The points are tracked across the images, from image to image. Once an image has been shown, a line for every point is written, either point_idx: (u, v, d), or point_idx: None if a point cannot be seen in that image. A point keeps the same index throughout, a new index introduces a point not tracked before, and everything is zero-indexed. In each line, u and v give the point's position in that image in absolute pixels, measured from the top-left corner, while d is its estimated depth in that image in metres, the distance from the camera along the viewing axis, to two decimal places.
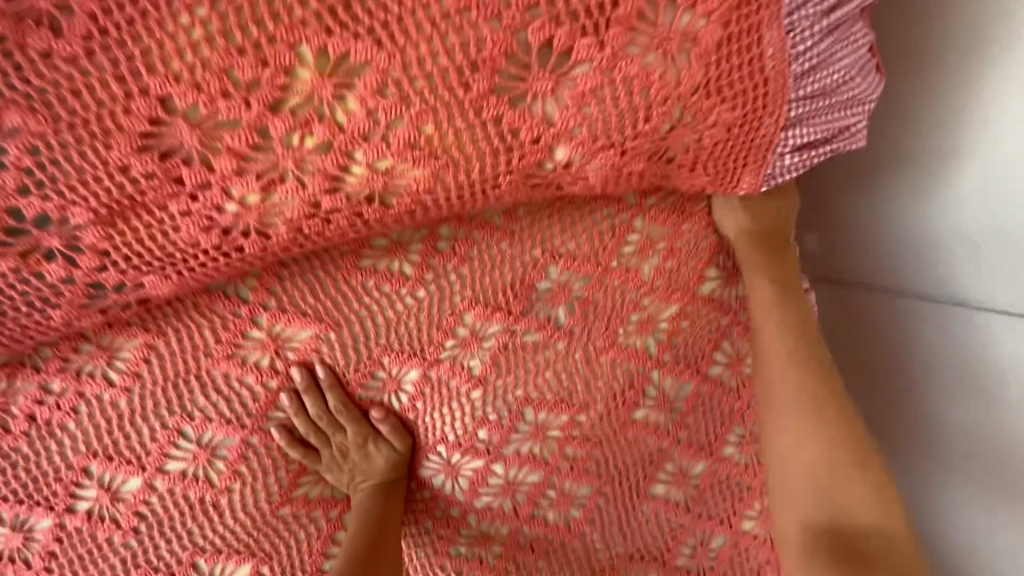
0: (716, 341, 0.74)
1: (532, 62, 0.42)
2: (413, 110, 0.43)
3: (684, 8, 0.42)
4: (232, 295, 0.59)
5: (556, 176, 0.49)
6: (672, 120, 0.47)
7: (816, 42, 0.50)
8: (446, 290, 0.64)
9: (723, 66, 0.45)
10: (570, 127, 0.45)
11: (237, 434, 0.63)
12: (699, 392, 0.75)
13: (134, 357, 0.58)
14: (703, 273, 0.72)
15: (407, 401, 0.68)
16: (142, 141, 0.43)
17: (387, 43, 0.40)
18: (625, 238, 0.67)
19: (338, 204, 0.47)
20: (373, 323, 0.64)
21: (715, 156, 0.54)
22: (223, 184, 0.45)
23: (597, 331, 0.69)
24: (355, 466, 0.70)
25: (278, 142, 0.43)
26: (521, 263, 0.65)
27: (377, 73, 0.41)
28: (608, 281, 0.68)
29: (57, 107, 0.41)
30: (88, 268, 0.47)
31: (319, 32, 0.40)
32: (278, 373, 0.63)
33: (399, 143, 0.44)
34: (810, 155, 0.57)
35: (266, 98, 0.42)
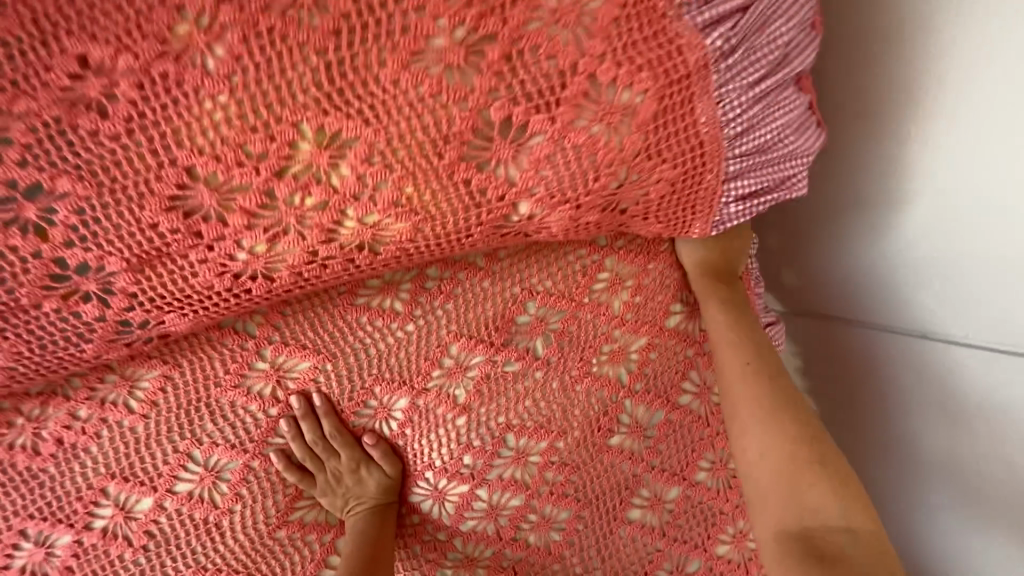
0: (683, 371, 0.81)
1: (495, 134, 0.50)
2: (395, 174, 0.50)
3: (625, 87, 0.50)
4: (240, 330, 0.67)
5: (521, 226, 0.57)
6: (619, 179, 0.55)
7: (746, 109, 0.56)
8: (434, 323, 0.71)
9: (661, 133, 0.53)
10: (530, 187, 0.53)
11: (240, 458, 0.70)
12: (669, 420, 0.81)
13: (152, 387, 0.66)
14: (669, 307, 0.80)
15: (396, 428, 0.74)
16: (170, 202, 0.51)
17: (373, 121, 0.49)
18: (597, 277, 0.75)
19: (333, 252, 0.55)
20: (367, 355, 0.71)
21: (665, 206, 0.61)
22: (235, 236, 0.52)
23: (573, 360, 0.76)
24: (348, 491, 0.74)
25: (282, 202, 0.51)
26: (502, 300, 0.73)
27: (365, 145, 0.49)
28: (581, 315, 0.75)
29: (103, 174, 0.50)
30: (119, 307, 0.55)
31: (318, 113, 0.49)
32: (279, 401, 0.70)
33: (384, 202, 0.52)
34: (753, 203, 0.65)
35: (273, 166, 0.50)
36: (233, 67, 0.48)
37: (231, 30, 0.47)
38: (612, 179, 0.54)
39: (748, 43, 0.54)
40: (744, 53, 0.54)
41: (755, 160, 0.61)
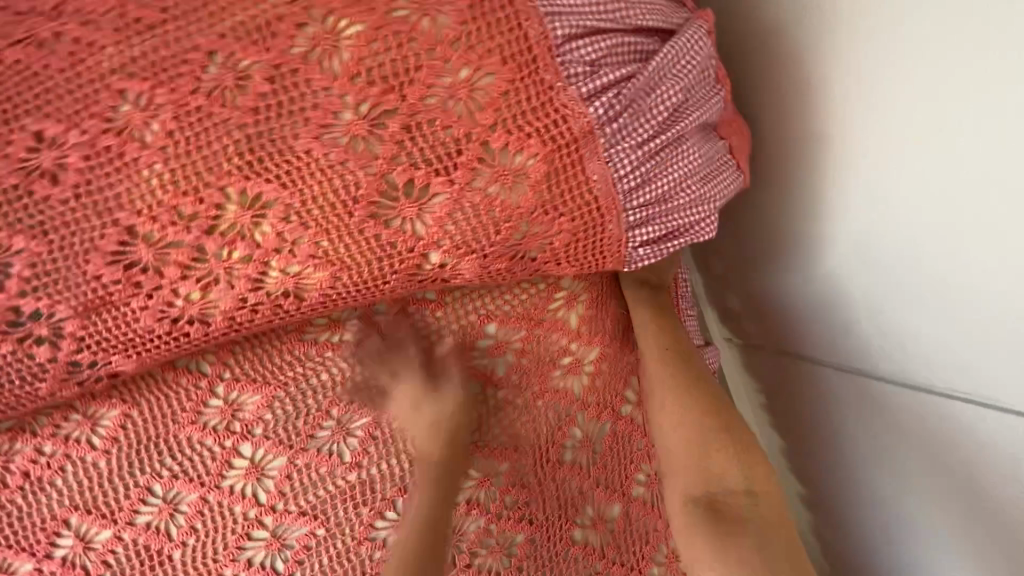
0: (625, 378, 0.84)
1: (400, 194, 0.56)
2: (311, 231, 0.57)
3: (516, 151, 0.57)
4: (193, 370, 0.71)
5: (436, 274, 0.62)
6: (521, 230, 0.60)
7: (637, 162, 0.61)
8: (385, 350, 0.76)
9: (554, 191, 0.59)
10: (436, 239, 0.58)
11: (196, 491, 0.72)
12: (615, 431, 0.83)
13: (112, 425, 0.69)
14: (615, 317, 0.84)
15: (352, 456, 0.75)
16: (112, 256, 0.57)
17: (289, 186, 0.55)
18: (552, 296, 0.79)
19: (261, 298, 0.60)
20: (309, 386, 0.74)
21: (573, 252, 0.64)
22: (171, 286, 0.59)
23: (535, 376, 0.81)
24: (427, 415, 0.75)
25: (212, 256, 0.58)
26: (460, 327, 0.78)
27: (283, 206, 0.56)
28: (539, 331, 0.80)
29: (53, 233, 0.56)
30: (68, 349, 0.61)
31: (240, 178, 0.55)
32: (233, 434, 0.72)
33: (304, 254, 0.58)
34: (664, 247, 0.66)
35: (202, 225, 0.56)
36: (167, 140, 0.55)
37: (166, 109, 0.54)
38: (515, 228, 0.60)
39: (627, 103, 0.59)
40: (623, 114, 0.59)
41: (655, 208, 0.64)
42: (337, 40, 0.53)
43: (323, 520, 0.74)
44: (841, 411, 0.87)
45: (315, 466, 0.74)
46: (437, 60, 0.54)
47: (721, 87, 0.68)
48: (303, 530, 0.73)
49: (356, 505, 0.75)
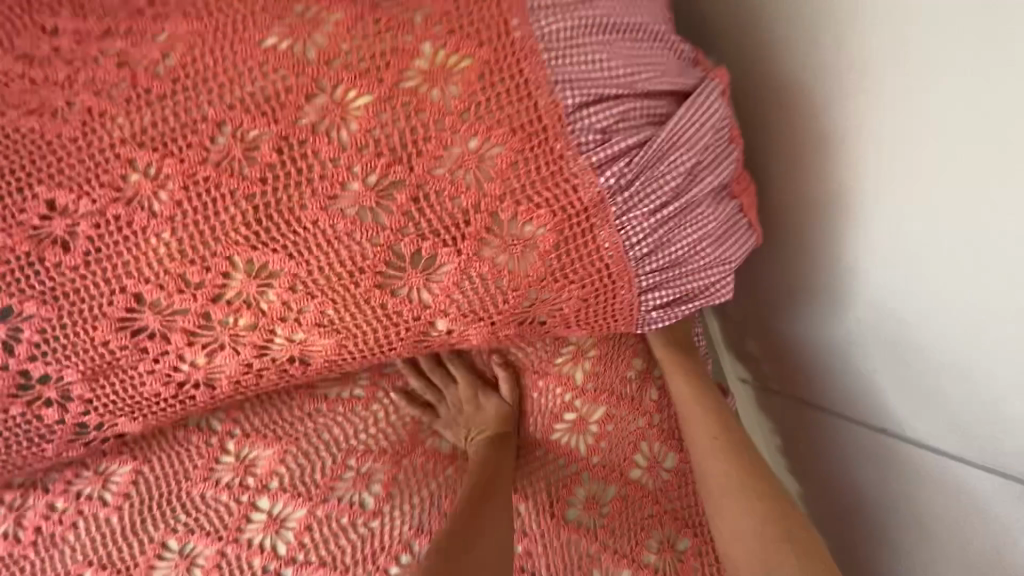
0: (635, 443, 0.75)
1: (407, 263, 0.55)
2: (317, 299, 0.56)
3: (525, 221, 0.55)
4: (204, 427, 0.73)
5: (443, 340, 0.61)
6: (529, 297, 0.58)
7: (646, 229, 0.59)
8: (391, 406, 0.78)
9: (564, 260, 0.57)
10: (443, 307, 0.57)
11: (214, 545, 0.69)
12: (625, 495, 0.73)
13: (123, 481, 0.70)
14: (625, 375, 0.76)
15: (373, 503, 0.71)
16: (120, 322, 0.57)
17: (296, 255, 0.55)
18: (560, 348, 0.76)
19: (267, 363, 0.60)
20: (320, 441, 0.74)
21: (585, 313, 0.62)
22: (177, 351, 0.58)
23: (541, 426, 0.77)
24: (469, 419, 0.78)
25: (218, 322, 0.57)
26: (466, 385, 0.79)
27: (290, 275, 0.55)
28: (546, 386, 0.77)
29: (62, 299, 0.57)
30: (75, 411, 0.61)
31: (247, 248, 0.54)
32: (249, 488, 0.71)
33: (309, 322, 0.57)
34: (676, 309, 0.64)
35: (209, 292, 0.56)
36: (175, 209, 0.54)
37: (173, 179, 0.54)
38: (524, 292, 0.58)
39: (633, 168, 0.57)
40: (630, 181, 0.57)
41: (668, 273, 0.62)
42: (346, 111, 0.53)
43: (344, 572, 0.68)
44: (848, 469, 0.77)
45: (336, 516, 0.70)
46: (445, 130, 0.53)
47: (738, 144, 0.65)
48: None
49: (372, 554, 0.69)
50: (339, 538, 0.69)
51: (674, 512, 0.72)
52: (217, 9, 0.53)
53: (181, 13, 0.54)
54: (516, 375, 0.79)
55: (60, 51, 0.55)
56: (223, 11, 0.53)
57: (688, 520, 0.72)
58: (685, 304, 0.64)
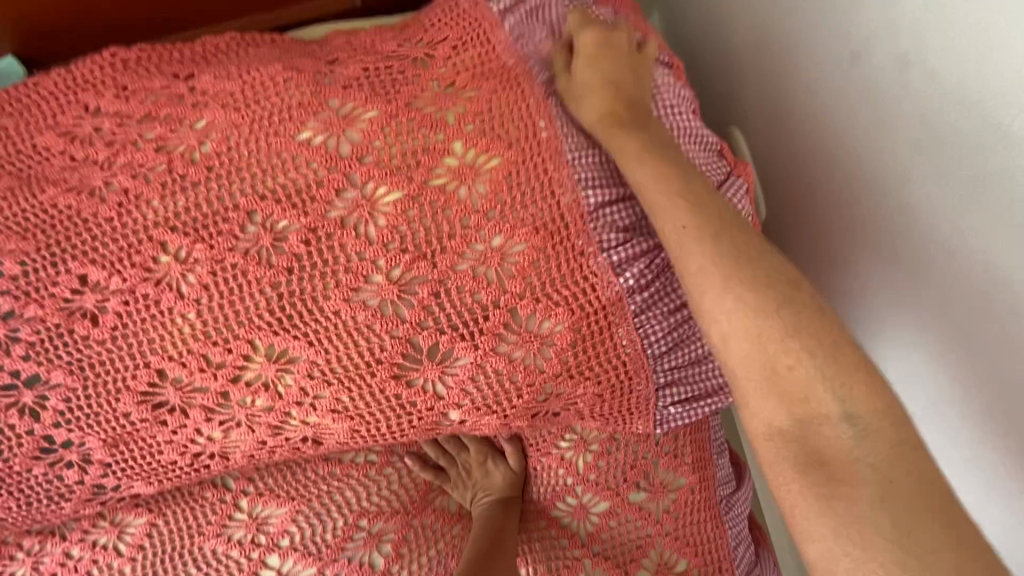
0: (642, 550, 0.73)
1: (423, 357, 0.56)
2: (333, 387, 0.57)
3: (545, 318, 0.55)
4: (218, 484, 0.73)
5: (455, 428, 0.61)
6: (543, 390, 0.58)
7: (667, 328, 0.58)
8: (403, 471, 0.78)
9: (580, 358, 0.57)
10: (457, 401, 0.57)
11: None
12: None
13: (138, 532, 0.71)
14: (635, 481, 0.73)
15: (383, 563, 0.74)
16: (143, 395, 0.58)
17: (316, 343, 0.55)
18: (562, 436, 0.74)
19: (280, 441, 0.61)
20: (332, 502, 0.74)
21: (599, 409, 0.61)
22: (195, 424, 0.59)
23: (546, 495, 0.77)
24: (477, 484, 0.79)
25: (235, 401, 0.58)
26: (475, 459, 0.79)
27: (308, 363, 0.56)
28: (551, 470, 0.75)
29: (88, 369, 0.58)
30: (95, 473, 0.62)
31: (268, 332, 0.55)
32: (259, 545, 0.72)
33: (323, 408, 0.58)
34: (695, 407, 0.62)
35: (228, 373, 0.57)
36: (201, 292, 0.55)
37: (202, 263, 0.55)
38: (538, 388, 0.57)
39: (655, 264, 0.57)
40: (651, 281, 0.57)
41: (685, 371, 0.61)
42: (375, 206, 0.54)
43: None
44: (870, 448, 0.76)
45: None
46: (470, 229, 0.54)
47: None
48: None
49: None
50: None
51: None
52: (258, 101, 0.56)
53: (221, 104, 0.57)
54: (521, 446, 0.78)
55: (101, 132, 0.58)
56: (263, 104, 0.56)
57: None
58: (705, 403, 0.62)
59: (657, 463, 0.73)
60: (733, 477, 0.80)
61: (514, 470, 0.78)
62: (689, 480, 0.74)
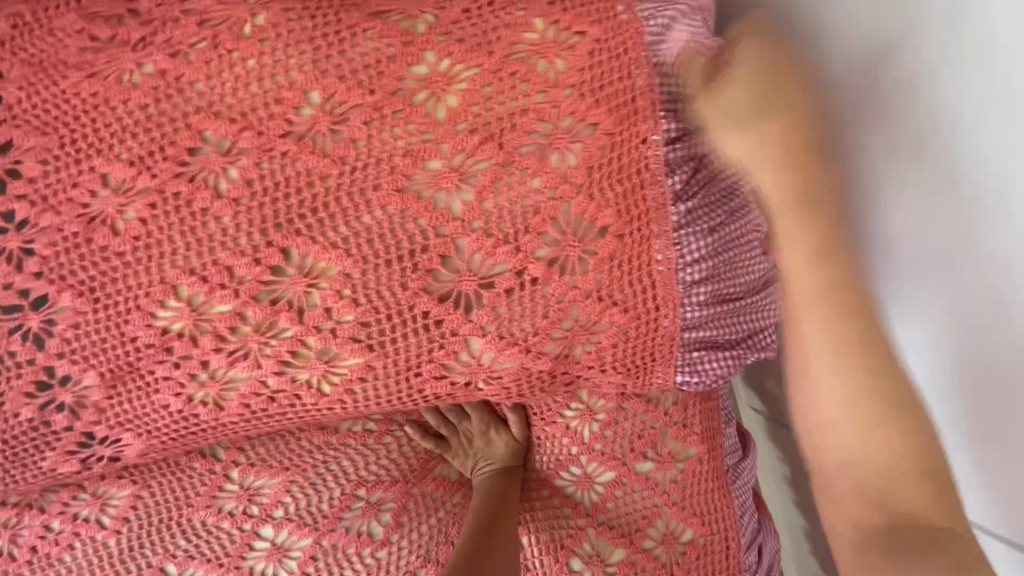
0: (649, 519, 0.72)
1: (465, 265, 0.54)
2: (360, 308, 0.54)
3: (578, 215, 0.55)
4: (207, 454, 0.69)
5: (472, 370, 0.57)
6: (569, 318, 0.56)
7: (705, 258, 0.58)
8: (402, 438, 0.75)
9: (611, 277, 0.56)
10: (482, 325, 0.55)
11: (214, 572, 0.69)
12: (632, 561, 0.72)
13: (123, 504, 0.68)
14: (642, 451, 0.72)
15: (383, 533, 0.71)
16: (152, 319, 0.54)
17: (354, 251, 0.53)
18: (569, 404, 0.72)
19: (284, 384, 0.57)
20: (328, 471, 0.71)
21: (619, 357, 0.59)
22: (202, 357, 0.55)
23: (550, 461, 0.75)
24: (478, 453, 0.76)
25: (251, 324, 0.54)
26: (478, 429, 0.76)
27: (342, 275, 0.53)
28: (557, 438, 0.73)
29: (98, 289, 0.53)
30: (87, 419, 0.57)
31: (306, 241, 0.52)
32: (251, 517, 0.69)
33: (344, 335, 0.55)
34: (718, 354, 0.61)
35: (252, 289, 0.53)
36: (243, 189, 0.52)
37: (249, 154, 0.51)
38: (567, 309, 0.56)
39: (719, 202, 0.59)
40: (711, 222, 0.58)
41: (715, 313, 0.60)
42: (450, 83, 0.53)
43: None
44: None
45: (343, 546, 0.70)
46: (545, 105, 0.54)
47: None
48: None
49: None
50: (344, 567, 0.70)
51: None
52: None
53: None
54: (524, 416, 0.75)
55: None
56: None
57: None
58: (728, 352, 0.62)
59: (665, 433, 0.71)
60: (739, 446, 0.80)
61: (516, 438, 0.75)
62: (697, 450, 0.72)
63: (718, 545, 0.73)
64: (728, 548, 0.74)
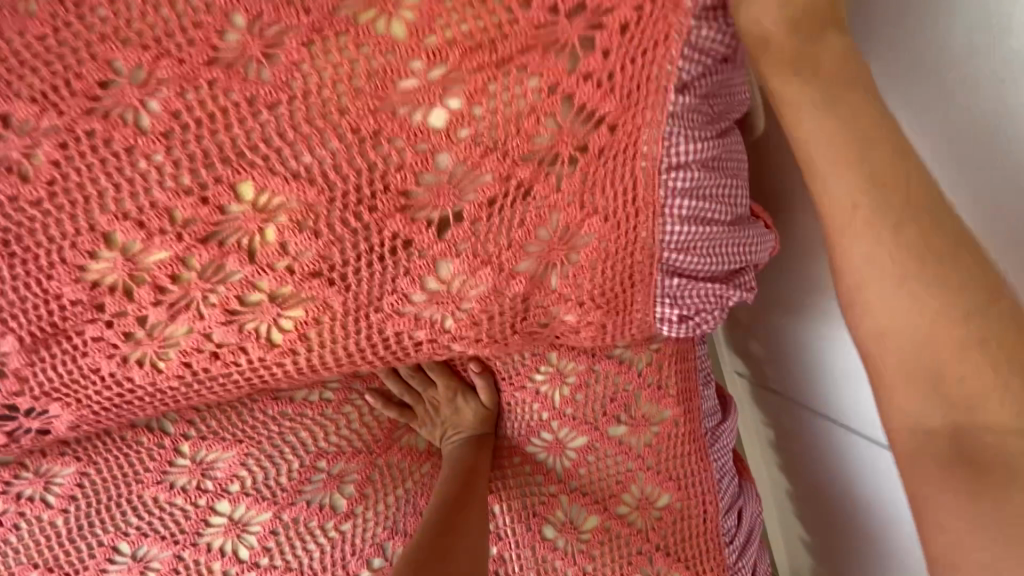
0: (624, 484, 0.69)
1: (427, 199, 0.50)
2: (321, 241, 0.50)
3: (544, 149, 0.50)
4: (155, 428, 0.66)
5: (442, 297, 0.55)
6: (541, 241, 0.53)
7: (695, 176, 0.53)
8: (365, 407, 0.71)
9: (599, 198, 0.52)
10: (456, 245, 0.52)
11: (170, 548, 0.66)
12: (607, 526, 0.69)
13: (68, 482, 0.64)
14: (615, 416, 0.68)
15: (346, 505, 0.68)
16: (80, 273, 0.50)
17: (319, 178, 0.49)
18: (538, 367, 0.68)
19: (231, 336, 0.53)
20: (285, 443, 0.68)
21: (598, 283, 0.56)
22: (138, 313, 0.51)
23: (520, 427, 0.71)
24: (445, 420, 0.73)
25: (195, 270, 0.50)
26: (444, 394, 0.72)
27: (304, 207, 0.49)
28: (527, 404, 0.70)
29: (14, 244, 0.48)
30: (9, 391, 0.54)
31: (264, 171, 0.48)
32: (206, 492, 0.66)
33: (303, 271, 0.51)
34: (698, 285, 0.58)
35: (199, 230, 0.49)
36: (171, 123, 0.46)
37: (169, 84, 0.45)
38: (539, 233, 0.53)
39: (704, 103, 0.53)
40: (693, 125, 0.52)
41: (701, 242, 0.55)
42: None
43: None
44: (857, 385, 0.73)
45: (304, 520, 0.67)
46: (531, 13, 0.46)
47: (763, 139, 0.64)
48: None
49: (341, 559, 0.68)
50: (306, 542, 0.67)
51: (663, 550, 0.69)
52: None
53: None
54: (493, 380, 0.71)
55: None
56: None
57: (680, 555, 0.70)
58: (710, 285, 0.58)
59: (638, 396, 0.68)
60: (719, 408, 0.77)
61: (485, 405, 0.72)
62: (673, 413, 0.69)
63: (695, 509, 0.70)
64: (705, 513, 0.71)
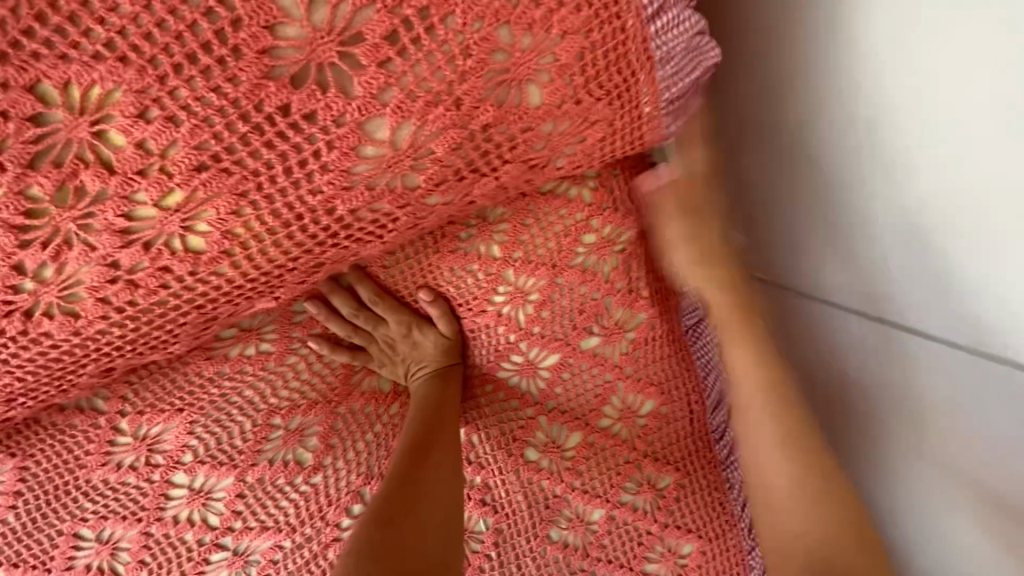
0: (603, 395, 0.65)
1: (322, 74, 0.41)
2: (184, 128, 0.40)
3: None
4: (86, 408, 0.61)
5: (395, 158, 0.46)
6: (504, 48, 0.45)
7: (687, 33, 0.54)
8: (311, 357, 0.65)
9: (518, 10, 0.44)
10: (376, 94, 0.43)
11: (135, 527, 0.61)
12: (590, 443, 0.66)
13: (9, 478, 0.60)
14: (589, 329, 0.63)
15: (313, 458, 0.64)
16: None
17: (131, 54, 0.38)
18: (496, 288, 0.61)
19: (138, 259, 0.45)
20: (231, 405, 0.63)
21: (588, 72, 0.48)
22: (9, 262, 0.42)
23: (486, 355, 0.66)
24: (406, 356, 0.67)
25: (50, 202, 0.41)
26: (399, 332, 0.65)
27: (134, 94, 0.39)
28: (491, 328, 0.64)
29: None
30: None
31: (54, 62, 0.37)
32: (158, 467, 0.62)
33: (182, 168, 0.42)
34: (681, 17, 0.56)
35: (20, 156, 0.39)
36: None
37: None
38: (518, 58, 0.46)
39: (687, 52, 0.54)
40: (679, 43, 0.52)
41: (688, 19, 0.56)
42: None
43: (289, 532, 0.63)
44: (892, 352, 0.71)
45: (270, 478, 0.63)
46: None
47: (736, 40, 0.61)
48: (267, 546, 0.63)
49: (318, 510, 0.64)
50: (278, 501, 0.63)
51: (652, 456, 0.66)
52: None
53: None
54: (449, 308, 0.64)
55: None
56: None
57: (668, 458, 0.67)
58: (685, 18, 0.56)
59: (609, 304, 0.62)
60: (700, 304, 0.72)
61: (446, 335, 0.65)
62: (648, 316, 0.64)
63: (680, 412, 0.67)
64: (692, 413, 0.68)
